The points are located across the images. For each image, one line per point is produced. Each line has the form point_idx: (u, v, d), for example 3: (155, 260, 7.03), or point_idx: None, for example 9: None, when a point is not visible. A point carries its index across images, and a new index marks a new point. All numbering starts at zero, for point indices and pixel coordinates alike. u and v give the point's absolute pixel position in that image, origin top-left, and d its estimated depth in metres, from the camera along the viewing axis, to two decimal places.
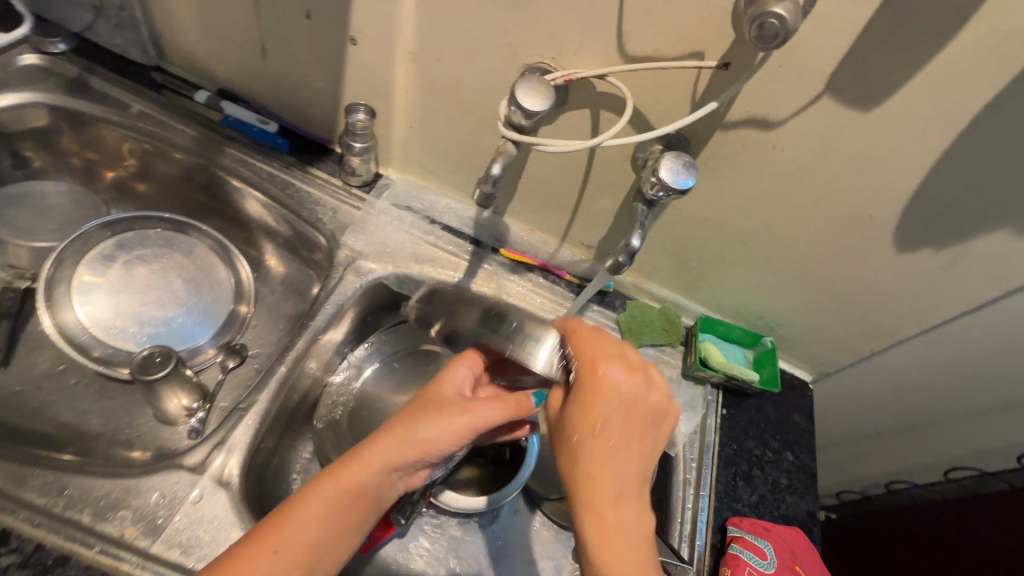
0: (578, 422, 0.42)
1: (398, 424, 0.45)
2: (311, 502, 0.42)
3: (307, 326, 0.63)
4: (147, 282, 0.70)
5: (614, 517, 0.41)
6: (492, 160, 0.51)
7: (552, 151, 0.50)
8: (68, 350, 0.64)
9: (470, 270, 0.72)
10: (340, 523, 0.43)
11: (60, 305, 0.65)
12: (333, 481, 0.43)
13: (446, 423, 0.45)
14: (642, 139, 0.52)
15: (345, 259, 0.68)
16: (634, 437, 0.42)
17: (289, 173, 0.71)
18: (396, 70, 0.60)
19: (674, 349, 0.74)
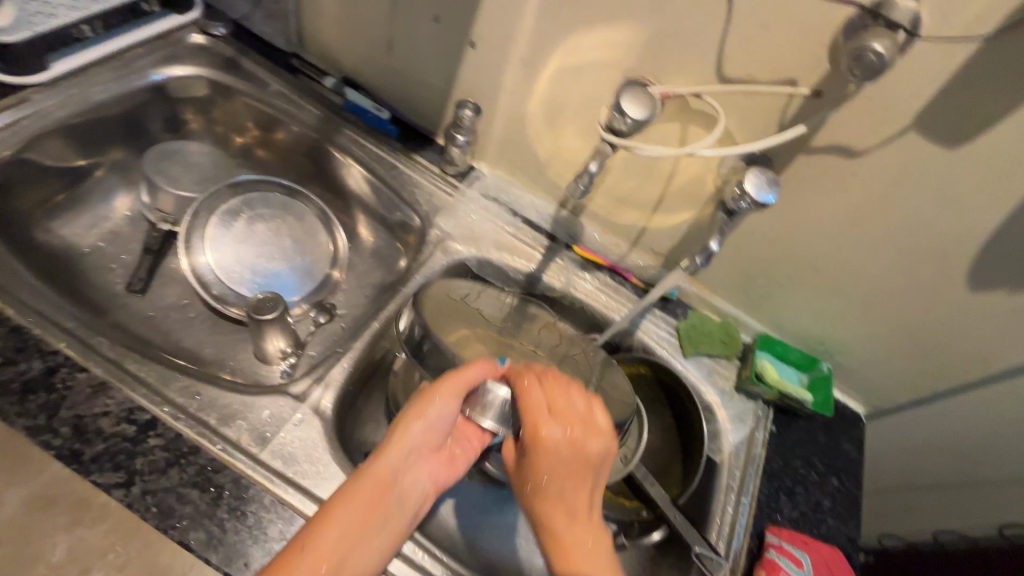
0: (533, 445, 0.53)
1: (395, 441, 0.53)
2: (345, 504, 0.48)
3: (397, 292, 0.71)
4: (263, 238, 0.80)
5: (571, 528, 0.52)
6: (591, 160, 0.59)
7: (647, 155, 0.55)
8: (196, 285, 0.74)
9: (544, 263, 0.78)
10: (360, 519, 0.48)
11: (194, 252, 0.75)
12: (347, 488, 0.49)
13: (423, 423, 0.54)
14: (736, 152, 0.55)
15: (435, 238, 0.76)
16: (580, 470, 0.53)
17: (395, 157, 0.80)
18: (506, 73, 0.68)
19: (729, 362, 0.78)
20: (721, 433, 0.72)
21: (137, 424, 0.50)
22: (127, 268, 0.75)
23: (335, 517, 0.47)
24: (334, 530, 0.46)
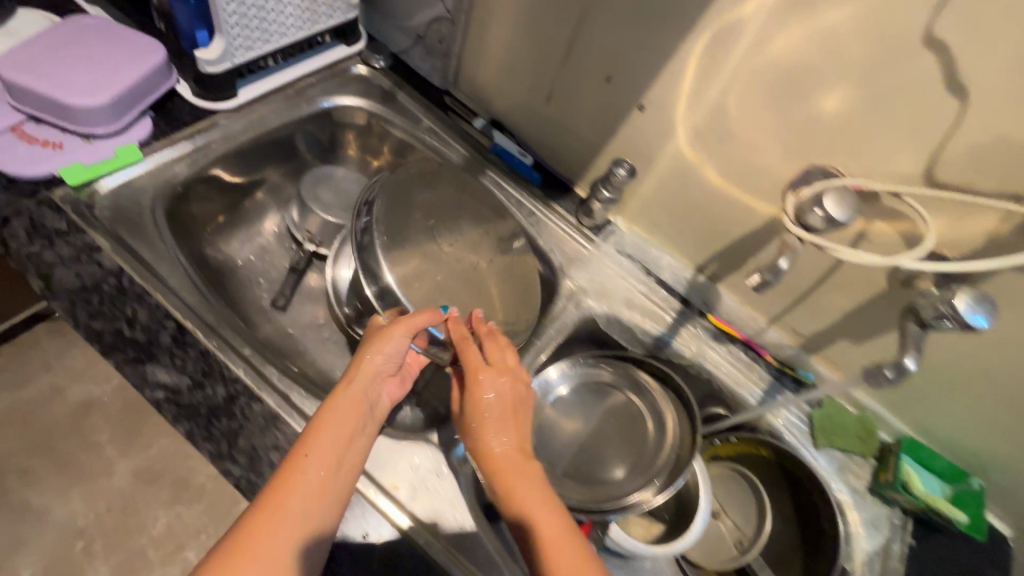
0: (471, 377, 0.58)
1: (361, 368, 0.56)
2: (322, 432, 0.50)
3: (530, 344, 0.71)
4: None
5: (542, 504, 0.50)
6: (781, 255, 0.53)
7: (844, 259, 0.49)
8: (332, 297, 0.75)
9: (675, 327, 0.76)
10: (345, 429, 0.52)
11: (340, 266, 0.77)
12: (328, 404, 0.53)
13: (382, 356, 0.57)
14: (951, 268, 0.47)
15: (567, 291, 0.75)
16: (513, 417, 0.57)
17: (535, 203, 0.80)
18: (672, 139, 0.66)
19: (864, 460, 0.73)
20: (855, 538, 0.68)
21: None
22: (273, 284, 0.79)
23: (326, 446, 0.50)
24: (324, 465, 0.48)
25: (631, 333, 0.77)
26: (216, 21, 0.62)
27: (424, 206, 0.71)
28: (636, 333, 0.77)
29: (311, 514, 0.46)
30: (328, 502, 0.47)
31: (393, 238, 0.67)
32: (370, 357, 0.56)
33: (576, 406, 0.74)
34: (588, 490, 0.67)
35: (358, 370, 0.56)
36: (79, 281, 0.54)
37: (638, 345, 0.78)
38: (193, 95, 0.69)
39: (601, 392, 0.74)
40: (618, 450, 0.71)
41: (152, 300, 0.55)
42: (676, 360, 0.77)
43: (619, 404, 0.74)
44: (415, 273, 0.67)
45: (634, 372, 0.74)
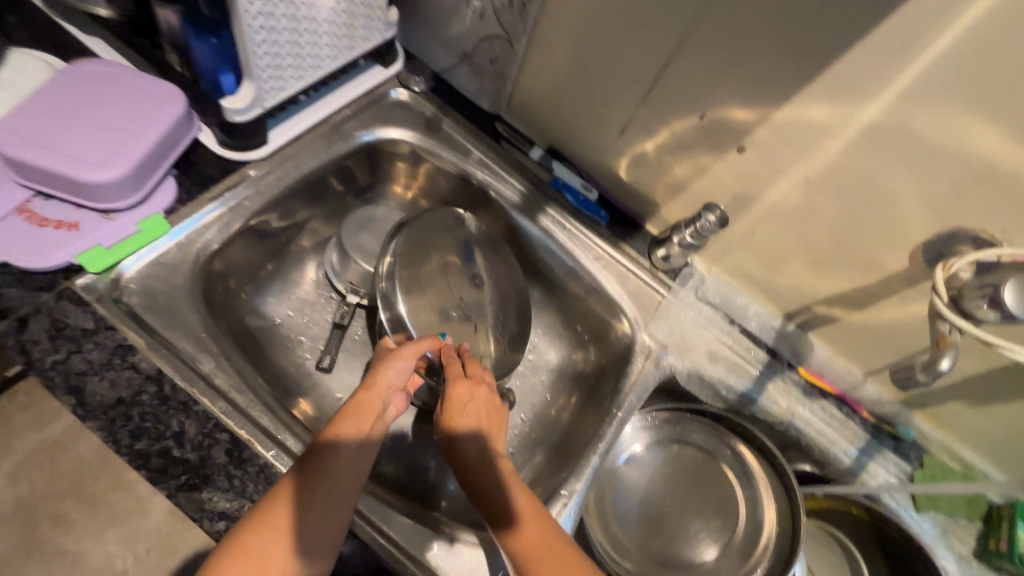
0: (452, 382, 0.56)
1: (374, 379, 0.52)
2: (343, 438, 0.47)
3: (611, 415, 0.64)
4: None
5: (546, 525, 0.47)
6: (940, 353, 0.47)
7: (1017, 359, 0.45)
8: None
9: (762, 382, 0.69)
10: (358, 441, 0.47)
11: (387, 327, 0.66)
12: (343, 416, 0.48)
13: (402, 367, 0.54)
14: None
15: (644, 347, 0.68)
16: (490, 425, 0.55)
17: (602, 245, 0.72)
18: (775, 185, 0.58)
19: (968, 522, 0.67)
20: None
21: None
22: (315, 343, 0.71)
23: (338, 451, 0.45)
24: (338, 473, 0.44)
25: (712, 388, 0.70)
26: (245, 65, 0.53)
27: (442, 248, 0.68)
28: (720, 389, 0.70)
29: (309, 523, 0.41)
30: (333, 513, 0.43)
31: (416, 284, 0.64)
32: (389, 367, 0.53)
33: (660, 470, 0.70)
34: (679, 572, 0.63)
35: (376, 378, 0.52)
36: (115, 392, 0.47)
37: (718, 400, 0.71)
38: (218, 146, 0.60)
39: (688, 458, 0.70)
40: (707, 521, 0.66)
41: (200, 408, 0.48)
42: (761, 416, 0.70)
43: (708, 472, 0.69)
44: (431, 315, 0.63)
45: (722, 436, 0.71)
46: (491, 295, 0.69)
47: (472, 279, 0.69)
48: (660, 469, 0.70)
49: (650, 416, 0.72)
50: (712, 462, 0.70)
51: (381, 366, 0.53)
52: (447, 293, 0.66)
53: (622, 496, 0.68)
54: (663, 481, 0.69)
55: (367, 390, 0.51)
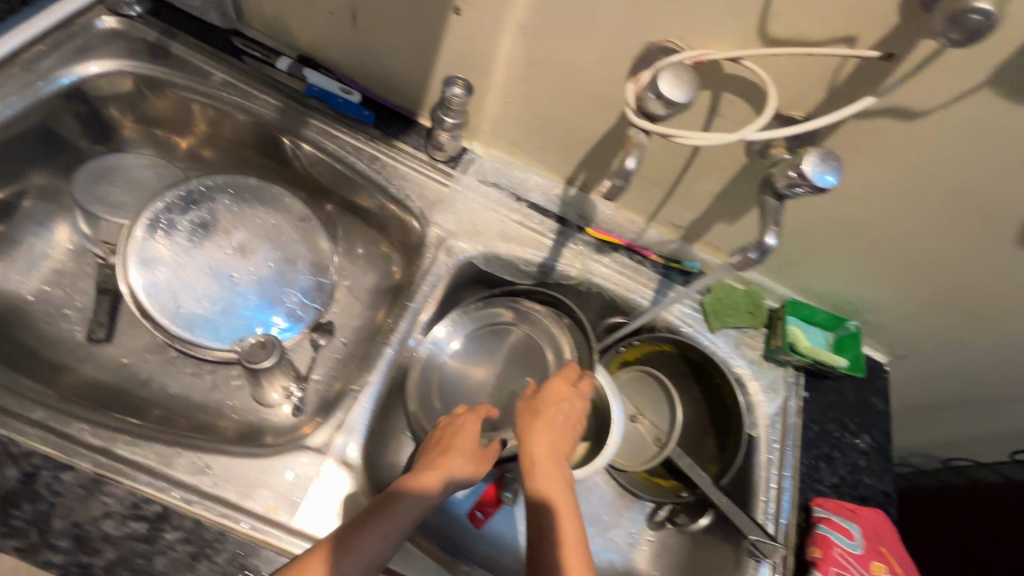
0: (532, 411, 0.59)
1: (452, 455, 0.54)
2: (409, 495, 0.50)
3: (406, 307, 0.64)
4: (223, 261, 0.69)
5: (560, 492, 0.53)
6: (626, 154, 0.46)
7: (689, 143, 0.47)
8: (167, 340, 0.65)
9: (557, 249, 0.71)
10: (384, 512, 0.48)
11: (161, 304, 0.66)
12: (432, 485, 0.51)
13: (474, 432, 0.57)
14: (788, 131, 0.46)
15: (435, 238, 0.68)
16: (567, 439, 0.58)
17: (376, 147, 0.70)
18: (501, 42, 0.57)
19: (756, 332, 0.75)
20: (755, 406, 0.71)
21: (148, 518, 0.44)
22: (84, 313, 0.66)
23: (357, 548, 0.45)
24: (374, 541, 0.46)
25: (514, 266, 0.72)
26: None
27: (193, 223, 0.69)
28: (520, 264, 0.71)
29: None
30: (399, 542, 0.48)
31: (171, 264, 0.67)
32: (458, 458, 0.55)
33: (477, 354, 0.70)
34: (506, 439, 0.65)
35: (456, 447, 0.56)
36: None
37: (524, 276, 0.73)
38: None
39: (501, 335, 0.71)
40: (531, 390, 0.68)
41: None
42: (565, 282, 0.73)
43: (521, 343, 0.70)
44: (191, 296, 0.67)
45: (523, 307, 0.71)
46: (271, 254, 0.72)
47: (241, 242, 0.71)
48: (477, 355, 0.70)
49: (461, 309, 0.70)
50: (529, 338, 0.71)
51: (462, 435, 0.57)
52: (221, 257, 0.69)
53: (444, 390, 0.68)
54: (482, 364, 0.70)
55: (445, 461, 0.54)
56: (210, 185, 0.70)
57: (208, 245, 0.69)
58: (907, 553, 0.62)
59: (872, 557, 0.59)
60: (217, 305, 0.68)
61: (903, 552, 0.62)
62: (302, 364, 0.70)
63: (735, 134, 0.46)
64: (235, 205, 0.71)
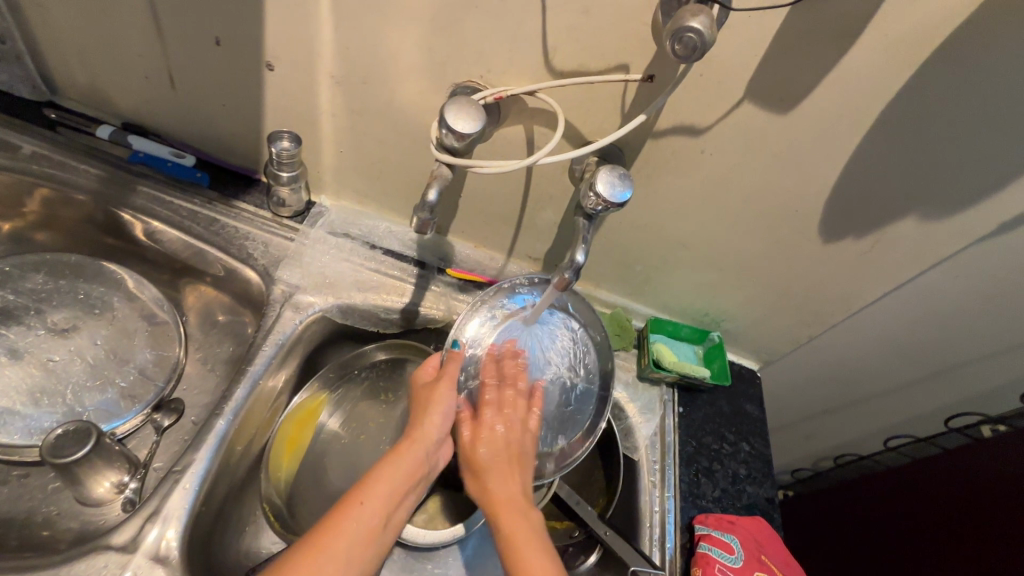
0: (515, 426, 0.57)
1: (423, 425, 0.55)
2: (382, 484, 0.50)
3: (245, 372, 0.59)
4: (37, 344, 0.63)
5: (515, 520, 0.50)
6: (428, 186, 0.48)
7: (488, 172, 0.50)
8: None
9: (418, 294, 0.70)
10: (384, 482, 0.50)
11: None
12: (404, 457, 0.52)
13: (440, 411, 0.56)
14: (575, 155, 0.52)
15: (282, 294, 0.65)
16: (515, 461, 0.55)
17: (213, 209, 0.67)
18: (319, 94, 0.58)
19: (627, 353, 0.75)
20: (634, 429, 0.70)
21: None
22: None
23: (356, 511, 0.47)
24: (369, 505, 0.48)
25: (374, 316, 0.69)
26: None
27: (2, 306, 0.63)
28: (380, 313, 0.69)
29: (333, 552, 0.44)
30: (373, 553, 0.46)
31: None
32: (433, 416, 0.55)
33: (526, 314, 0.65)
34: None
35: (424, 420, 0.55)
36: None
37: (387, 325, 0.71)
38: None
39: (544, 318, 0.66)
40: None
41: None
42: (432, 325, 0.72)
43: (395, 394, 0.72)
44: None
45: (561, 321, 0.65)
46: (98, 330, 0.66)
47: (58, 326, 0.65)
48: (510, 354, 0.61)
49: (319, 380, 0.69)
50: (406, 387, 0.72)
51: (430, 417, 0.55)
52: (37, 341, 0.63)
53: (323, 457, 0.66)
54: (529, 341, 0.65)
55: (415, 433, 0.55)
56: (19, 263, 0.66)
57: (13, 329, 0.63)
58: (791, 557, 0.61)
59: (753, 567, 0.58)
60: (25, 397, 0.61)
61: (788, 558, 0.61)
62: (142, 451, 0.63)
63: (525, 160, 0.50)
64: (50, 282, 0.66)
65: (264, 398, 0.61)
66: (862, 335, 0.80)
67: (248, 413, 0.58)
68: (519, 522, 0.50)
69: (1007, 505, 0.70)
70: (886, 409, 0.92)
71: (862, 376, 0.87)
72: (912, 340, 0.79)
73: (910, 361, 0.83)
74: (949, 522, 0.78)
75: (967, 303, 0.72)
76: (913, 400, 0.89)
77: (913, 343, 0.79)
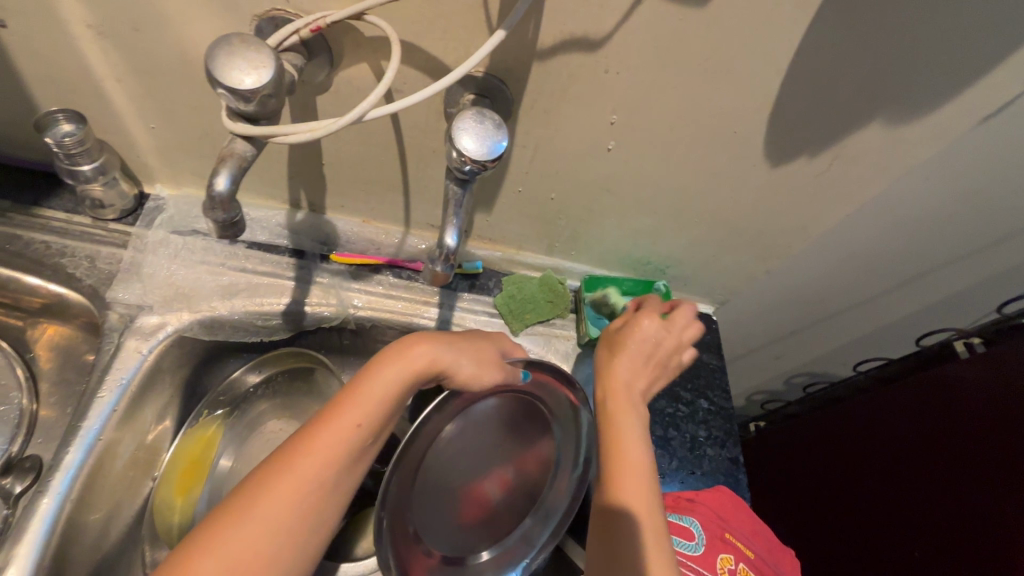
0: (612, 392, 0.49)
1: (339, 406, 0.39)
2: (257, 499, 0.36)
3: (79, 428, 0.47)
4: None
5: (637, 447, 0.47)
6: (215, 171, 0.33)
7: (296, 141, 0.34)
8: None
9: (302, 290, 0.58)
10: (269, 508, 0.35)
11: None
12: (300, 458, 0.37)
13: (473, 365, 0.45)
14: (431, 93, 0.38)
15: (120, 320, 0.52)
16: (621, 390, 0.49)
17: (11, 223, 0.52)
18: (88, 52, 0.42)
19: (564, 320, 0.66)
20: None
21: None
22: None
23: (226, 543, 0.34)
24: (235, 532, 0.34)
25: (251, 326, 0.57)
26: None
27: None
28: (256, 321, 0.57)
29: None
30: (332, 507, 0.38)
31: None
32: (366, 405, 0.40)
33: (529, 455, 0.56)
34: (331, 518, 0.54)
35: (355, 404, 0.40)
36: None
37: (273, 331, 0.59)
38: None
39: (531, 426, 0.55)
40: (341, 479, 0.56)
41: None
42: (327, 324, 0.60)
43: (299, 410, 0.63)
44: None
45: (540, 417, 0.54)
46: None
47: None
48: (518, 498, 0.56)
49: (204, 408, 0.59)
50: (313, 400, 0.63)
51: (333, 424, 0.39)
52: None
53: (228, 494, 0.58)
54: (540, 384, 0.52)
55: (335, 412, 0.39)
56: None
57: None
58: (757, 524, 0.56)
59: (717, 549, 0.51)
60: None
61: (754, 526, 0.55)
62: None
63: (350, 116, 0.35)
64: None
65: (119, 448, 0.50)
66: (822, 261, 0.71)
67: (95, 473, 0.47)
68: (642, 467, 0.46)
69: (1005, 428, 0.64)
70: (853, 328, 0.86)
71: (825, 299, 0.80)
72: (878, 257, 0.71)
73: (876, 277, 0.75)
74: (928, 442, 0.72)
75: (935, 210, 0.63)
76: (881, 314, 0.83)
77: (878, 259, 0.72)
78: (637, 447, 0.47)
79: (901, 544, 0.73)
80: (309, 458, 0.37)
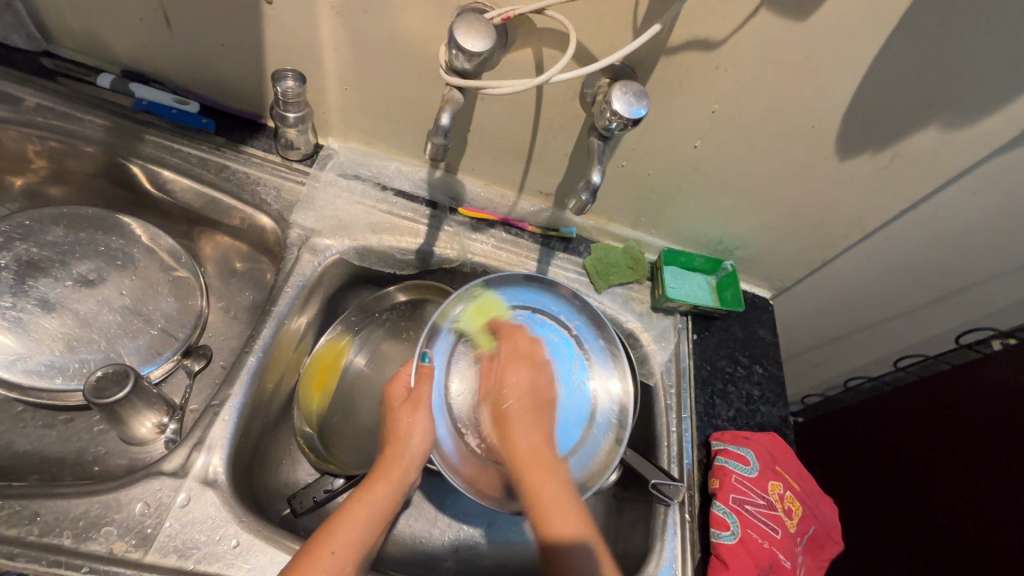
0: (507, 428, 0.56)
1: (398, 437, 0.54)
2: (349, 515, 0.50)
3: (270, 312, 0.60)
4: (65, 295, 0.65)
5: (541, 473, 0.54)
6: (440, 110, 0.46)
7: (500, 93, 0.48)
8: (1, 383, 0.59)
9: (432, 234, 0.70)
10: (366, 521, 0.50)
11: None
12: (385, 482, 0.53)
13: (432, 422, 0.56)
14: (589, 70, 0.50)
15: (298, 238, 0.65)
16: (541, 407, 0.57)
17: (222, 155, 0.67)
18: (321, 26, 0.56)
19: (641, 285, 0.76)
20: (649, 356, 0.72)
21: None
22: None
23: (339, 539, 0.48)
24: (341, 531, 0.49)
25: (390, 257, 0.70)
26: None
27: (24, 260, 0.65)
28: (395, 254, 0.70)
29: None
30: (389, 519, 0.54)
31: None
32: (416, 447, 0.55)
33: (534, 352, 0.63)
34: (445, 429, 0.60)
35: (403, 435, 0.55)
36: None
37: (404, 266, 0.71)
38: None
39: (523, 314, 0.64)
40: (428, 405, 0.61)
41: None
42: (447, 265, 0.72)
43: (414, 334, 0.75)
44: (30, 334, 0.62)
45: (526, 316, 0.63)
46: (122, 280, 0.68)
47: (81, 279, 0.66)
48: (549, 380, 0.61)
49: (340, 325, 0.71)
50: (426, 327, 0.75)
51: (403, 451, 0.54)
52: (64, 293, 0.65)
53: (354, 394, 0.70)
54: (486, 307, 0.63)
55: (396, 443, 0.55)
56: (37, 217, 0.67)
57: (41, 281, 0.64)
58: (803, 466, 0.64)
59: (768, 476, 0.61)
60: (60, 345, 0.62)
61: (800, 467, 0.64)
62: (178, 394, 0.65)
63: (538, 79, 0.49)
64: (70, 235, 0.67)
65: (290, 337, 0.63)
66: (874, 258, 0.80)
67: (275, 350, 0.60)
68: (554, 480, 0.54)
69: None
70: (897, 332, 0.94)
71: (873, 300, 0.88)
72: (926, 261, 0.79)
73: (923, 282, 0.83)
74: (960, 427, 0.80)
75: (982, 219, 0.71)
76: (925, 319, 0.90)
77: (926, 264, 0.80)
78: (540, 468, 0.54)
79: (930, 517, 0.81)
80: (387, 481, 0.53)
